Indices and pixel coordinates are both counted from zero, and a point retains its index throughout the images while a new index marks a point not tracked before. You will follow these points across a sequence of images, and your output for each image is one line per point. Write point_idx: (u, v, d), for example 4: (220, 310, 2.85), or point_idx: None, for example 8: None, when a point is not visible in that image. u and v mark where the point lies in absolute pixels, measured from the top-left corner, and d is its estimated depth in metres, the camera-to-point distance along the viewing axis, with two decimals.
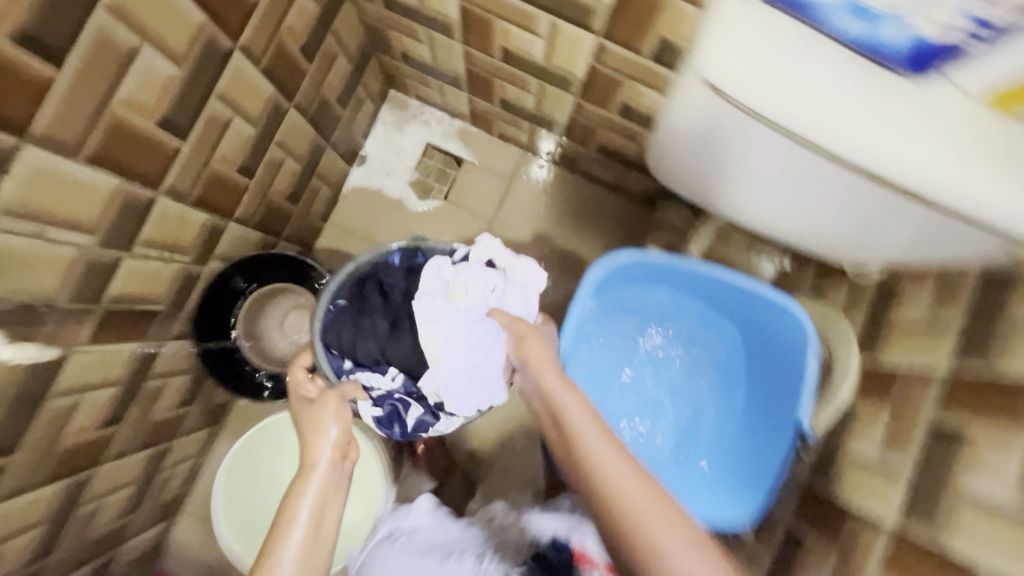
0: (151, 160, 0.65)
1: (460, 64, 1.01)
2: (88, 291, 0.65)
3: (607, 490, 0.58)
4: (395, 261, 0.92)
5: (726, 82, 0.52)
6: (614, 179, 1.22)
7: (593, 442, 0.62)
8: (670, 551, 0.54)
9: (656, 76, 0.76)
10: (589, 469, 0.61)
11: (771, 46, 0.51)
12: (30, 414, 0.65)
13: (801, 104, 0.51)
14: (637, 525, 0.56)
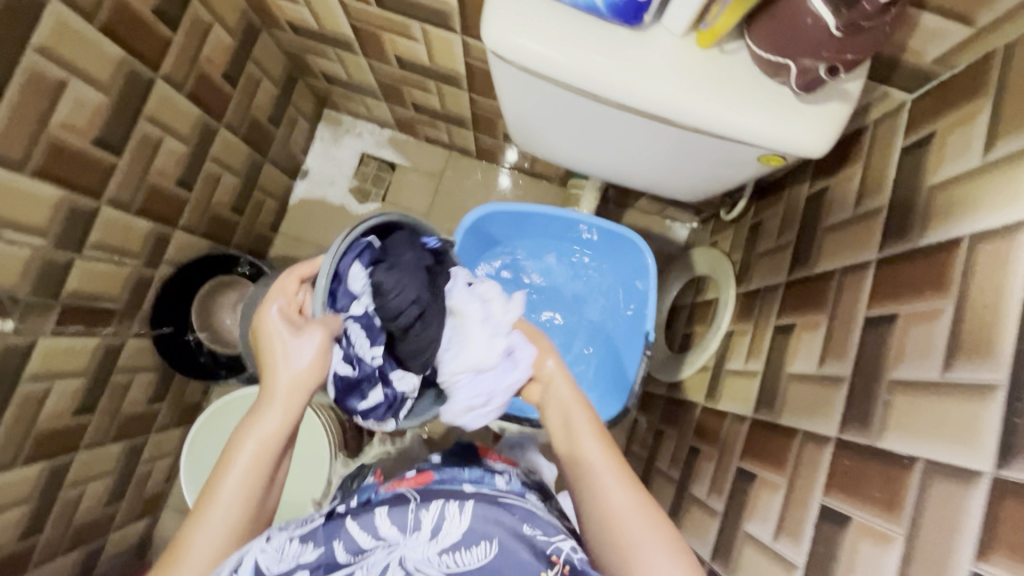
0: (91, 174, 0.79)
1: (370, 76, 1.16)
2: (45, 287, 0.78)
3: (589, 471, 0.60)
4: (432, 244, 0.71)
5: (509, 51, 0.57)
6: (530, 165, 1.35)
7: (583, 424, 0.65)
8: (638, 533, 0.54)
9: None
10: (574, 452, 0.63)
11: (543, 16, 0.56)
12: (6, 395, 0.77)
13: (575, 62, 0.56)
14: (612, 514, 0.56)
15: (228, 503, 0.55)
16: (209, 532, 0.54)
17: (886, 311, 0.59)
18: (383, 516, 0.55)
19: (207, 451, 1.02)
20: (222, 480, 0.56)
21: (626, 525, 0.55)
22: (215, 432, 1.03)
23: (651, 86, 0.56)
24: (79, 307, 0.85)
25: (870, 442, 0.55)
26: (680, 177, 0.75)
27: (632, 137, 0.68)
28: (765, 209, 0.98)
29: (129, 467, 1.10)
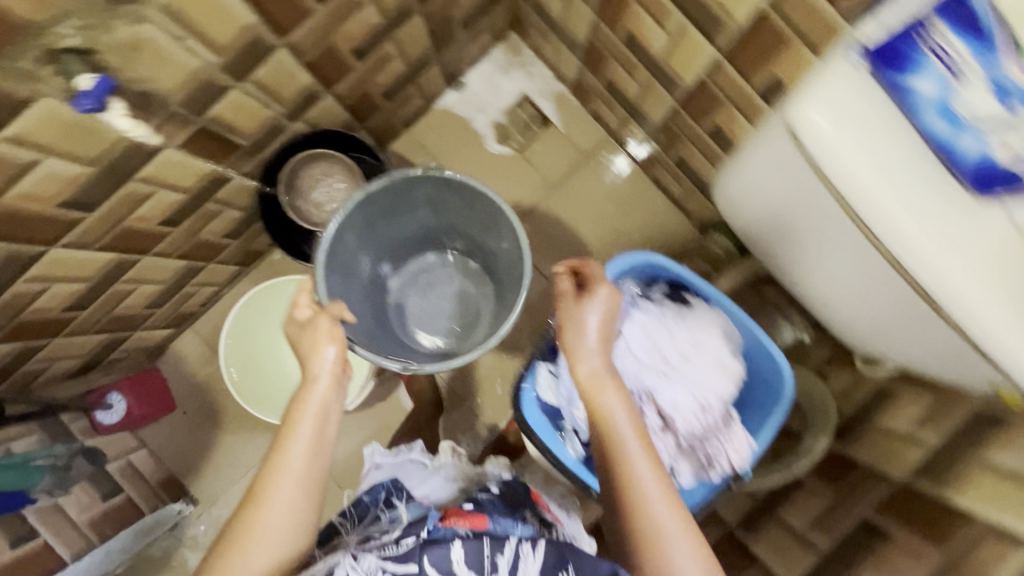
0: (288, 12, 0.72)
1: (584, 31, 1.03)
2: (196, 101, 0.72)
3: (659, 520, 0.55)
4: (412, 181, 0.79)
5: (804, 133, 0.54)
6: (682, 194, 1.24)
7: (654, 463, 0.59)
8: (659, 516, 0.56)
9: (749, 105, 0.79)
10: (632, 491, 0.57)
11: (860, 110, 0.53)
12: (110, 186, 0.73)
13: (841, 156, 0.53)
14: (640, 503, 0.56)
15: (297, 459, 0.62)
16: (285, 488, 0.60)
17: None
18: (458, 556, 0.54)
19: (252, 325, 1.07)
20: (285, 446, 0.62)
21: (669, 542, 0.54)
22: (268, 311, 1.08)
23: (926, 231, 0.52)
24: (212, 132, 0.80)
25: None
26: (856, 317, 0.73)
27: (820, 234, 0.64)
28: (911, 382, 0.87)
29: (181, 282, 1.10)
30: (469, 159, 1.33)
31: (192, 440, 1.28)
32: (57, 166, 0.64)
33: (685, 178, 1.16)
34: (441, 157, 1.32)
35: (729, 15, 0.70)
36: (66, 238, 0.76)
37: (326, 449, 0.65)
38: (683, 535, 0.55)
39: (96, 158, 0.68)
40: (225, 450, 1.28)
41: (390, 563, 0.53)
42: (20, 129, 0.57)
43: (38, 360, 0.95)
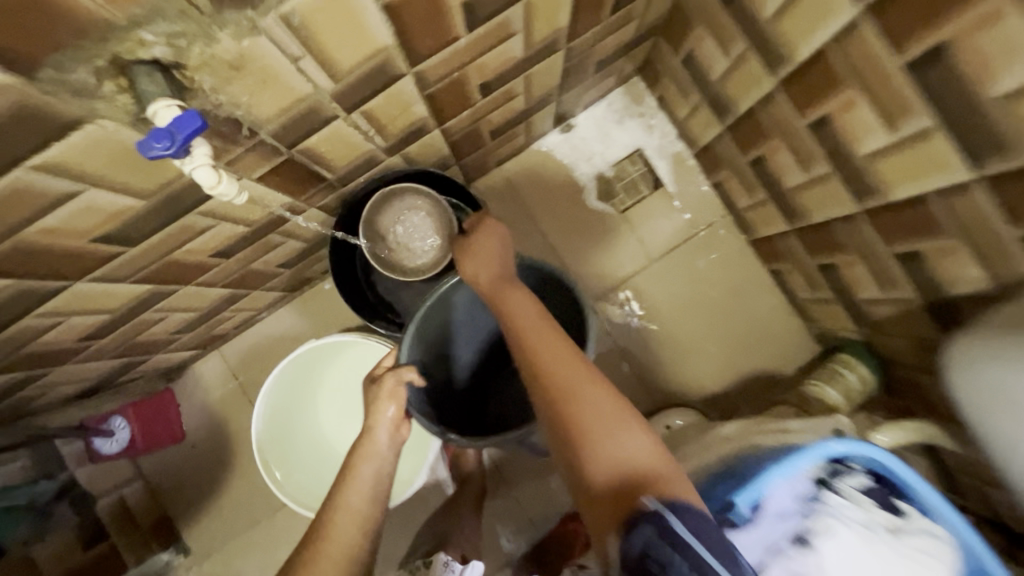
0: (431, 38, 0.55)
1: (748, 100, 0.85)
2: (291, 131, 0.55)
3: (628, 450, 0.53)
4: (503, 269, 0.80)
5: None
6: (808, 299, 1.05)
7: (596, 395, 0.56)
8: (589, 404, 0.55)
9: (994, 243, 0.60)
10: (592, 425, 0.54)
11: None
12: (163, 220, 0.56)
13: None
14: (595, 433, 0.54)
15: None
16: None
17: None
18: None
19: (285, 407, 0.91)
20: None
21: (650, 470, 0.52)
22: (301, 390, 0.93)
23: None
24: (299, 164, 0.63)
25: None
26: None
27: None
28: None
29: (217, 308, 0.93)
30: (562, 212, 1.15)
31: (196, 481, 1.10)
32: (101, 198, 0.47)
33: (824, 285, 0.97)
34: (532, 205, 1.15)
35: None
36: (95, 273, 0.59)
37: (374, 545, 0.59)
38: (619, 427, 0.54)
39: (153, 189, 0.51)
40: (230, 499, 1.10)
41: None
42: (59, 156, 0.40)
43: (38, 387, 0.79)
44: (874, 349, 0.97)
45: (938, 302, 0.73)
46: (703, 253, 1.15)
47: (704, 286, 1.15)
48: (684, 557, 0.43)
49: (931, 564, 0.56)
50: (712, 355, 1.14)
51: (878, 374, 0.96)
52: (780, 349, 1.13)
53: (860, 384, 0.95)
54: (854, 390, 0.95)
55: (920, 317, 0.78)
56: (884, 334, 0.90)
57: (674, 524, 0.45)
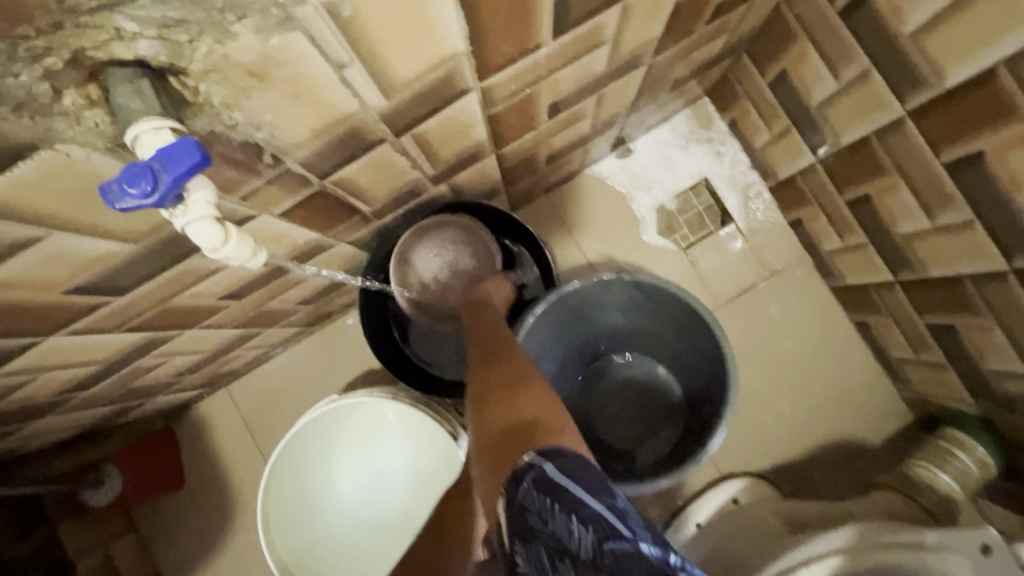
0: (509, 44, 0.43)
1: (858, 129, 0.72)
2: (325, 159, 0.43)
3: (501, 406, 0.49)
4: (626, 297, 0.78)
5: None
6: (904, 359, 0.90)
7: (507, 367, 0.56)
8: (499, 372, 0.55)
9: None
10: (487, 389, 0.53)
11: None
12: (159, 266, 0.44)
13: None
14: (481, 395, 0.53)
15: None
16: None
17: None
18: None
19: (290, 493, 0.78)
20: None
21: (502, 408, 0.49)
22: (312, 469, 0.80)
23: None
24: (330, 197, 0.51)
25: None
26: None
27: None
28: None
29: (225, 348, 0.81)
30: (616, 246, 1.02)
31: (192, 537, 0.97)
32: (72, 244, 0.35)
33: (932, 348, 0.82)
34: (583, 238, 1.03)
35: None
36: (73, 326, 0.47)
37: None
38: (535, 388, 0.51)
39: (144, 230, 0.39)
40: (229, 559, 0.97)
41: None
42: (4, 195, 0.28)
43: (12, 442, 0.67)
44: (993, 427, 0.82)
45: None
46: (777, 298, 1.01)
47: (777, 337, 1.00)
48: (548, 495, 0.37)
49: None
50: (785, 418, 0.99)
51: (1000, 456, 0.81)
52: (866, 414, 0.98)
53: (978, 469, 0.81)
54: (971, 476, 0.80)
55: None
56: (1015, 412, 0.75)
57: (548, 468, 0.39)
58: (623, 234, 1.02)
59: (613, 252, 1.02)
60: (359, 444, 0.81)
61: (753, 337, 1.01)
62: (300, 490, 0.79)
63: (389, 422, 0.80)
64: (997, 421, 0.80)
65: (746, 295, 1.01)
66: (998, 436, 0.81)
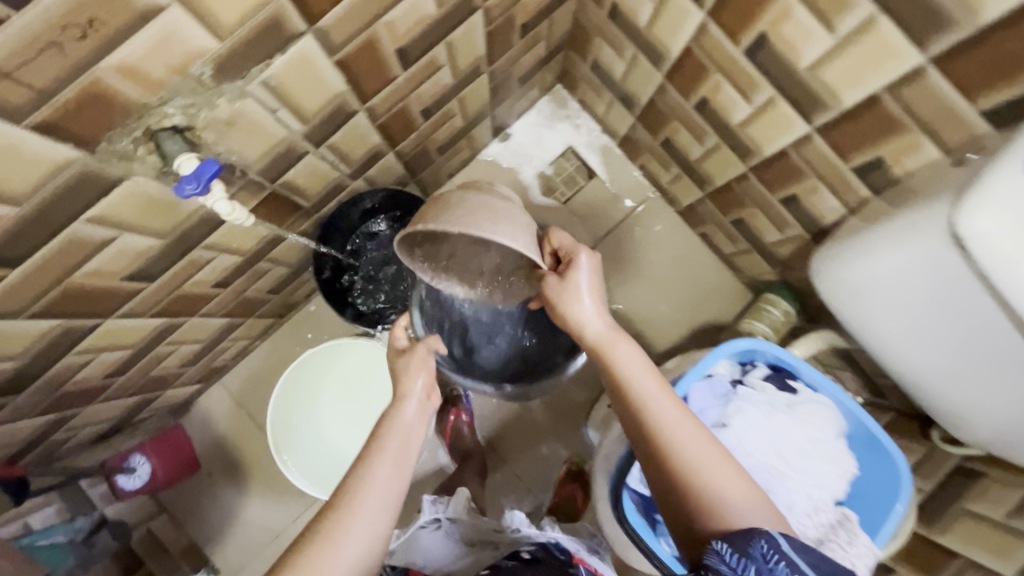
0: (373, 81, 0.69)
1: (647, 92, 1.02)
2: (273, 169, 0.68)
3: (697, 472, 0.54)
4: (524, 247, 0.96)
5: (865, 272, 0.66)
6: (732, 252, 1.22)
7: (662, 401, 0.58)
8: (669, 417, 0.57)
9: (837, 179, 0.77)
10: (662, 439, 0.56)
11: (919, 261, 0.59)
12: (174, 256, 0.68)
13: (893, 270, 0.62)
14: (668, 442, 0.55)
15: (367, 514, 0.57)
16: (362, 529, 0.56)
17: None
18: None
19: (291, 399, 1.03)
20: (361, 497, 0.57)
21: (703, 472, 0.54)
22: (307, 385, 1.05)
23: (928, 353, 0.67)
24: (279, 197, 0.76)
25: None
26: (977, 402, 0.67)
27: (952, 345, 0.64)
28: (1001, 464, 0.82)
29: (216, 338, 1.04)
30: None
31: (213, 505, 1.18)
32: (130, 241, 0.59)
33: (740, 238, 1.14)
34: None
35: (829, 94, 0.68)
36: (120, 310, 0.70)
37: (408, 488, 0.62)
38: (730, 479, 0.53)
39: (168, 230, 0.63)
40: (247, 517, 1.18)
41: None
42: (102, 210, 0.52)
43: (66, 430, 0.88)
44: (789, 286, 1.13)
45: (817, 234, 0.90)
46: (639, 227, 1.31)
47: (647, 257, 1.31)
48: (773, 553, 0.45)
49: (819, 421, 0.71)
50: (662, 315, 1.30)
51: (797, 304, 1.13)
52: (719, 300, 1.29)
53: (783, 317, 1.13)
54: (780, 323, 1.13)
55: (811, 248, 0.94)
56: (792, 270, 1.07)
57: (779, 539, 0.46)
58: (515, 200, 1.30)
59: None
60: (341, 380, 1.07)
61: (628, 260, 1.31)
62: (290, 410, 1.03)
63: (369, 367, 1.07)
64: (789, 279, 1.11)
65: (617, 229, 1.31)
66: (791, 289, 1.12)
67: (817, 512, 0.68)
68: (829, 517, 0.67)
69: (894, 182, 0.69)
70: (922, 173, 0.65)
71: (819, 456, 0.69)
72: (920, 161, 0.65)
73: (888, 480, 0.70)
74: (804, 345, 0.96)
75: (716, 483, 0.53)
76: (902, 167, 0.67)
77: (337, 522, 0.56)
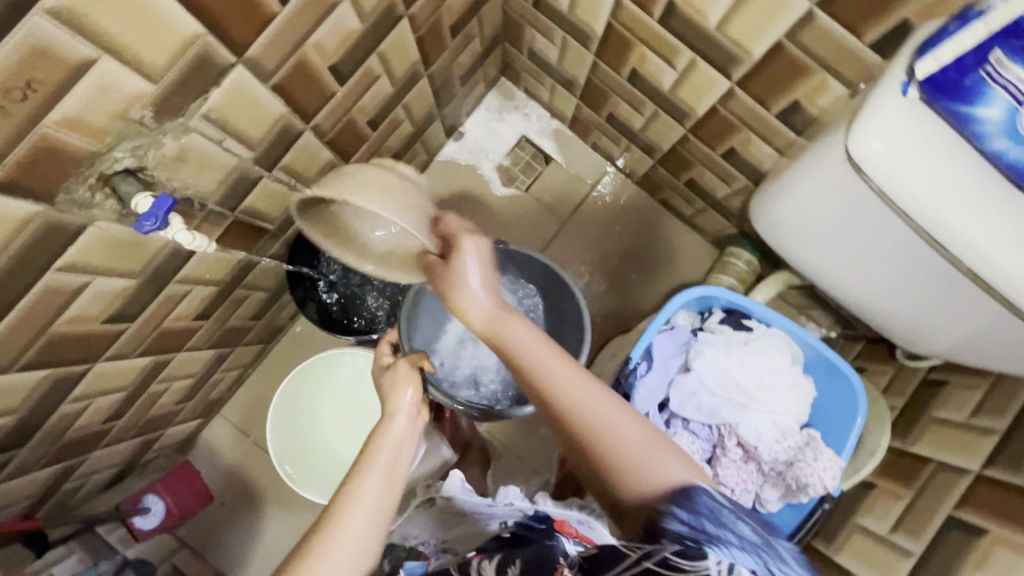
0: (313, 100, 0.72)
1: (583, 72, 1.06)
2: (231, 197, 0.72)
3: (609, 443, 0.55)
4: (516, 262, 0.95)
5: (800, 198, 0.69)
6: (692, 213, 1.26)
7: (572, 378, 0.59)
8: (571, 392, 0.58)
9: (765, 127, 0.81)
10: (580, 415, 0.57)
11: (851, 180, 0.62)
12: (150, 293, 0.71)
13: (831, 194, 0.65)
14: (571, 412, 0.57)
15: (364, 509, 0.53)
16: (359, 517, 0.53)
17: None
18: None
19: (290, 415, 1.07)
20: (355, 493, 0.54)
21: (613, 437, 0.55)
22: (306, 397, 1.09)
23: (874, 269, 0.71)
24: (243, 223, 0.79)
25: None
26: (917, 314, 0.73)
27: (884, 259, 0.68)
28: (958, 370, 0.89)
29: (207, 371, 1.07)
30: (477, 205, 1.34)
31: (231, 532, 1.22)
32: (104, 284, 0.63)
33: (695, 198, 1.18)
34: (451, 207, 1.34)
35: (740, 49, 0.72)
36: (107, 352, 0.73)
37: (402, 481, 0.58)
38: (648, 445, 0.54)
39: (139, 269, 0.66)
40: (266, 539, 1.21)
41: None
42: (71, 257, 0.55)
43: (75, 479, 0.92)
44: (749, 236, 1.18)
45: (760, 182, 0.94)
46: (601, 203, 1.35)
47: (613, 230, 1.35)
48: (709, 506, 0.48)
49: (776, 353, 0.74)
50: (636, 283, 1.34)
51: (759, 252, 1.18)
52: (688, 261, 1.34)
53: (748, 267, 1.17)
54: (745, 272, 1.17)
55: None
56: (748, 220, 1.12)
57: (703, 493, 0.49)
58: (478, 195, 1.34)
59: (478, 211, 1.34)
60: (337, 391, 1.11)
61: (596, 235, 1.35)
62: (291, 423, 1.07)
63: (364, 377, 1.10)
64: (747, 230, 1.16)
65: (581, 208, 1.35)
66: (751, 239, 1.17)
67: (783, 436, 0.72)
68: (794, 439, 0.72)
69: (813, 121, 0.73)
70: (835, 108, 0.70)
71: (780, 384, 0.73)
72: (831, 98, 0.70)
73: (846, 396, 0.74)
74: (765, 288, 1.01)
75: (623, 444, 0.55)
76: (817, 106, 0.72)
77: (324, 541, 0.51)
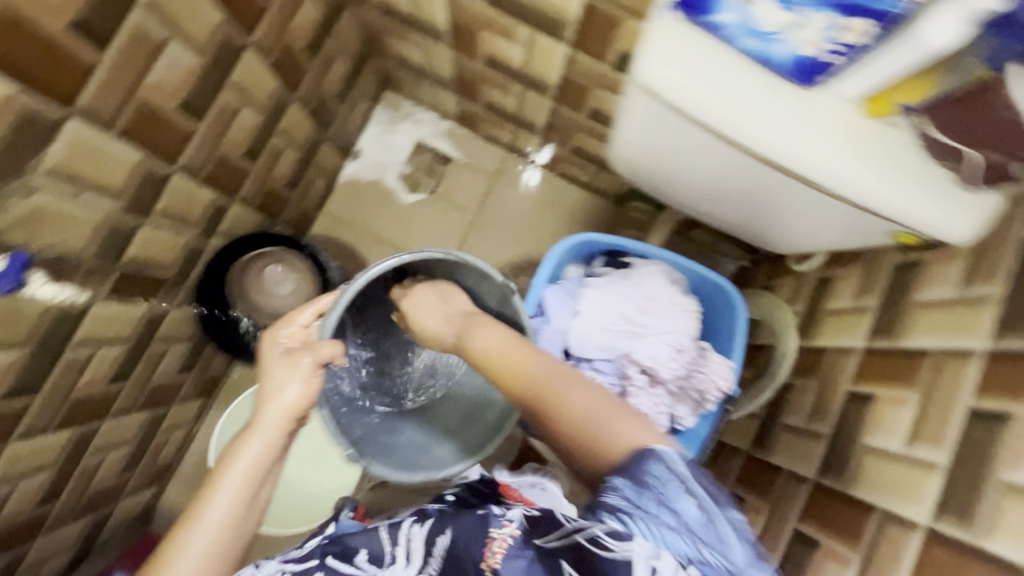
0: (171, 140, 0.74)
1: (449, 68, 1.11)
2: (107, 250, 0.73)
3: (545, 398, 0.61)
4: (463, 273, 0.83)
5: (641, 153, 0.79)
6: (591, 178, 1.32)
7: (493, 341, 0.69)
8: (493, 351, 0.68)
9: (611, 80, 0.87)
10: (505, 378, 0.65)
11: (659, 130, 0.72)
12: (47, 362, 0.71)
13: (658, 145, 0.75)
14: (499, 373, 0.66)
15: (224, 497, 0.60)
16: (217, 506, 0.59)
17: (998, 408, 0.59)
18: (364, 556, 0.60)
19: None
20: (224, 473, 0.61)
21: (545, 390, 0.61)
22: None
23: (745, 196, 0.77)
24: (132, 275, 0.80)
25: (972, 541, 0.56)
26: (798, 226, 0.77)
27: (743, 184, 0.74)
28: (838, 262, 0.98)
29: (146, 434, 1.06)
30: (389, 217, 1.37)
31: None
32: None
33: (587, 163, 1.24)
34: (364, 224, 1.36)
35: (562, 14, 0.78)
36: (16, 431, 0.73)
37: (269, 478, 0.65)
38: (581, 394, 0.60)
39: (22, 338, 0.67)
40: None
41: (290, 564, 0.61)
42: None
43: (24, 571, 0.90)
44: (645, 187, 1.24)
45: None
46: (507, 189, 1.40)
47: (524, 210, 1.39)
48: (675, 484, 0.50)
49: (654, 280, 0.82)
50: None
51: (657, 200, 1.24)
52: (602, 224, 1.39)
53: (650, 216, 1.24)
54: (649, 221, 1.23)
55: None
56: None
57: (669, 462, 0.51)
58: (388, 206, 1.37)
59: (391, 222, 1.37)
60: None
61: (509, 220, 1.39)
62: None
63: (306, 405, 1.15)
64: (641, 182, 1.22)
65: (489, 197, 1.39)
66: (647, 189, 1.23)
67: (677, 354, 0.79)
68: (686, 353, 0.78)
69: None
70: None
71: (661, 308, 0.81)
72: None
73: (726, 304, 0.82)
74: None
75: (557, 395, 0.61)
76: None
77: (184, 533, 0.58)
